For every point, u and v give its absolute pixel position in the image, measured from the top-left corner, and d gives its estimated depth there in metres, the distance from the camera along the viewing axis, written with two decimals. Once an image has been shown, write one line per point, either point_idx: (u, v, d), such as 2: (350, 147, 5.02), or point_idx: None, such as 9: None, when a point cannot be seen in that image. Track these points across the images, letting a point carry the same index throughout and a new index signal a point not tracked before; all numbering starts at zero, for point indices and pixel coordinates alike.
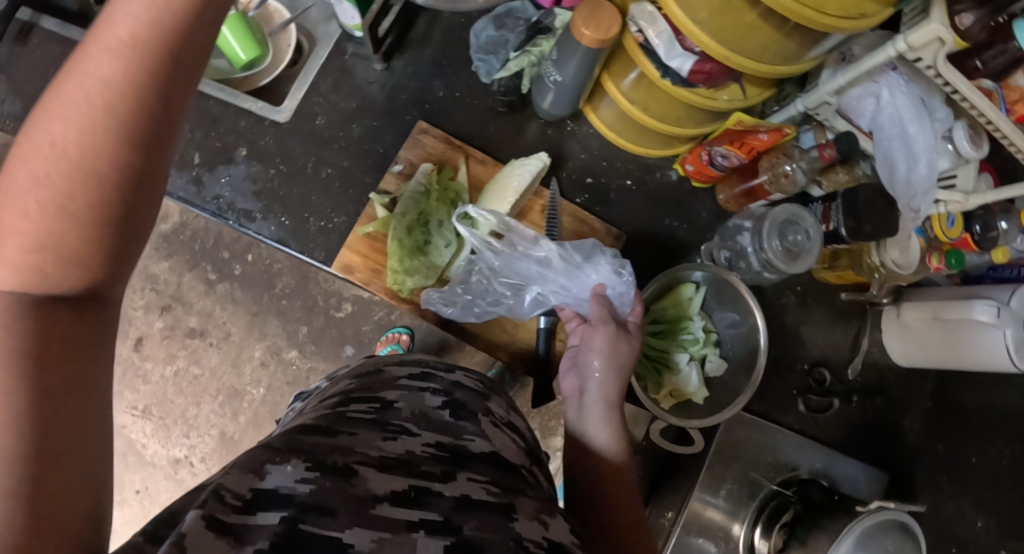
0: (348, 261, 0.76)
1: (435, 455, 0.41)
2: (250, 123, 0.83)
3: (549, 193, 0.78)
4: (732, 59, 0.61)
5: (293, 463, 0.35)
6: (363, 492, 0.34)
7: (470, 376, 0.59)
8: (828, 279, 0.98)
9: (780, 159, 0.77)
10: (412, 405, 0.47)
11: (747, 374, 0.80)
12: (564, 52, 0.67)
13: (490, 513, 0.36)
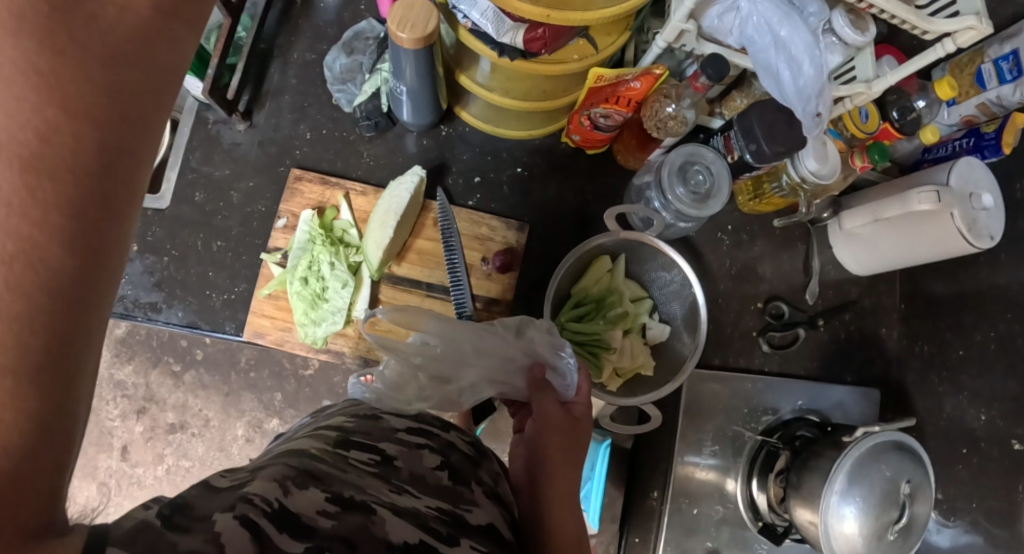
0: (260, 326, 0.74)
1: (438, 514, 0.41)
2: None
3: (437, 203, 0.75)
4: (553, 17, 0.58)
5: (313, 492, 0.36)
6: (381, 534, 0.36)
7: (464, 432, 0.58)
8: (757, 209, 0.95)
9: (660, 101, 0.75)
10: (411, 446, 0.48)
11: (692, 331, 0.76)
12: (396, 60, 0.64)
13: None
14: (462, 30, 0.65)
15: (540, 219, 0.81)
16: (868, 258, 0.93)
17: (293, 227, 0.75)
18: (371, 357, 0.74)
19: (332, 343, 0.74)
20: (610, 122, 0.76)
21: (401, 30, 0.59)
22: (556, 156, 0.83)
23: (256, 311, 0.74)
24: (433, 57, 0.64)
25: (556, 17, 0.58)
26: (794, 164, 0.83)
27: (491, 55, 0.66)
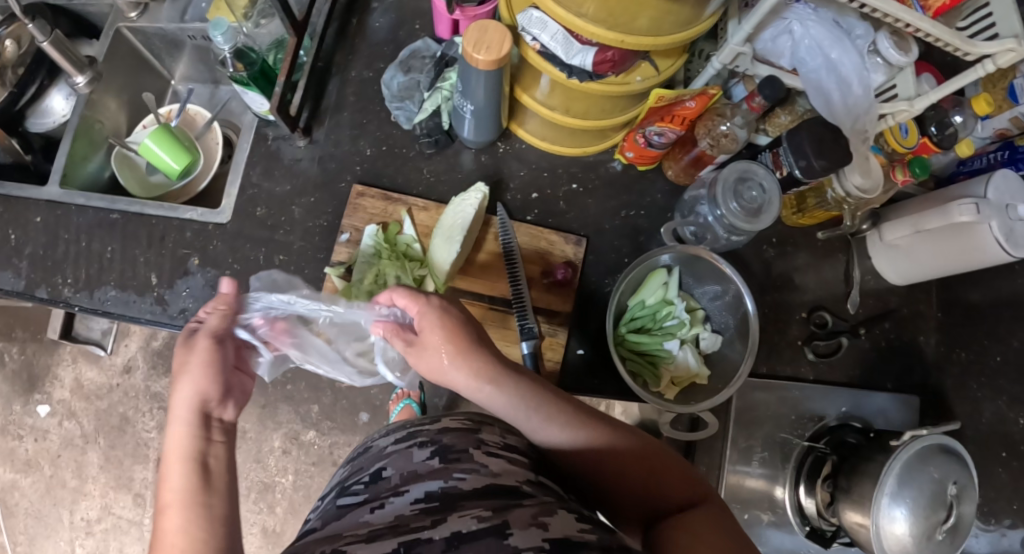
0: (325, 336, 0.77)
1: (423, 509, 0.49)
2: (195, 232, 0.87)
3: (497, 218, 0.79)
4: (627, 42, 0.61)
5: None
6: None
7: (459, 419, 0.62)
8: (798, 223, 0.96)
9: (715, 120, 0.78)
10: (398, 471, 0.55)
11: (743, 341, 0.79)
12: (466, 81, 0.67)
13: (484, 541, 0.44)
14: (530, 52, 0.68)
15: (592, 231, 0.83)
16: (908, 269, 0.95)
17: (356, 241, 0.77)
18: None
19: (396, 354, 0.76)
20: (663, 139, 0.78)
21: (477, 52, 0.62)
22: (601, 172, 0.85)
23: None
24: (504, 78, 0.66)
25: (630, 41, 0.61)
26: (838, 180, 0.86)
27: (556, 75, 0.70)
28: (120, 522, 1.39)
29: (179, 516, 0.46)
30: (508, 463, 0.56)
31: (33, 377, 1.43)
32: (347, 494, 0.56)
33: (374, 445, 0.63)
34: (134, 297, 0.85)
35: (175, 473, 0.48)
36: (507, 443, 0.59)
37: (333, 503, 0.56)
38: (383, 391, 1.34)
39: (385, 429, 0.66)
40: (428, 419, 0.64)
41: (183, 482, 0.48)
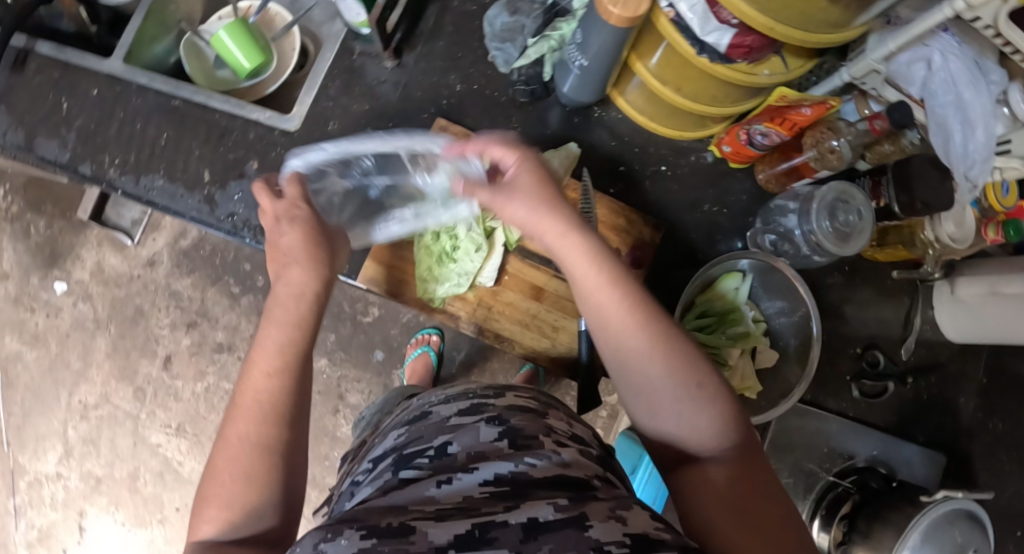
0: (376, 273, 0.78)
1: (493, 495, 0.51)
2: (259, 134, 0.82)
3: (581, 185, 0.76)
4: (776, 31, 0.58)
5: (346, 537, 0.44)
6: (422, 548, 0.44)
7: (522, 398, 0.66)
8: (874, 258, 0.90)
9: (825, 134, 0.74)
10: (467, 448, 0.56)
11: (802, 364, 0.77)
12: (588, 37, 0.63)
13: (562, 532, 0.44)
14: (662, 19, 0.64)
15: (666, 217, 0.80)
16: (969, 329, 0.90)
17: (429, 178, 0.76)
18: (483, 325, 0.77)
19: (448, 304, 0.77)
20: (766, 141, 0.74)
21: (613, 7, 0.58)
22: (688, 162, 0.81)
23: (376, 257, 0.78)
24: (629, 40, 0.62)
25: (780, 32, 0.58)
26: (931, 222, 0.82)
27: (685, 51, 0.66)
28: (117, 412, 1.39)
29: (271, 379, 0.55)
30: (575, 453, 0.57)
31: (54, 252, 1.40)
32: (412, 462, 0.56)
33: (433, 414, 0.63)
34: (183, 192, 0.81)
35: (281, 337, 0.57)
36: (574, 434, 0.62)
37: (397, 470, 0.56)
38: (402, 333, 1.33)
39: (444, 398, 0.67)
40: (491, 394, 0.66)
41: (274, 355, 0.56)
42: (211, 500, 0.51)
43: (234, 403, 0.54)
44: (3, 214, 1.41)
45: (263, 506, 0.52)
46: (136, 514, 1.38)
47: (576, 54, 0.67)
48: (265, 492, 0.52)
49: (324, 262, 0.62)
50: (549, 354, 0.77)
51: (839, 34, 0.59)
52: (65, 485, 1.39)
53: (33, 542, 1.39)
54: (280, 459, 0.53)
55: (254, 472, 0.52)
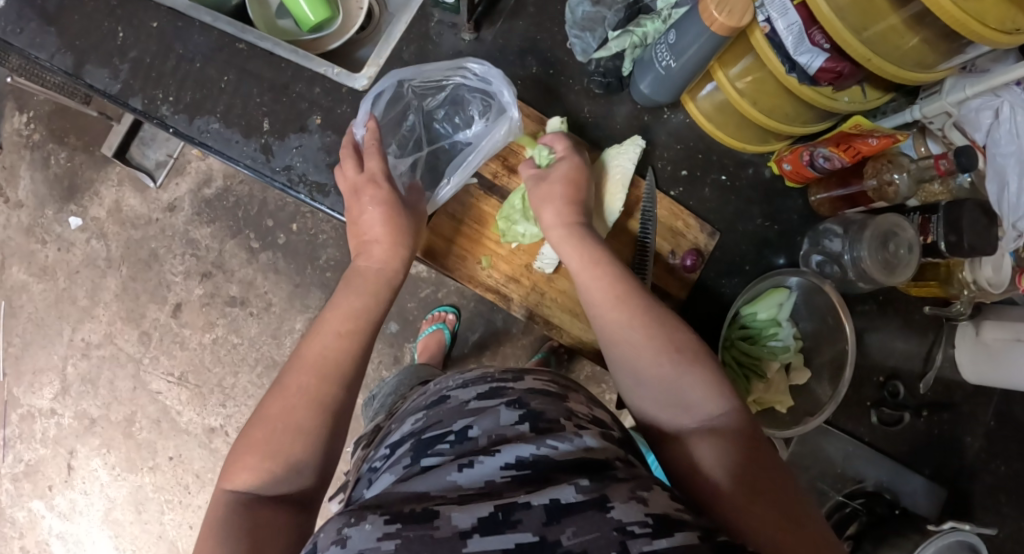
0: (432, 246, 0.80)
1: (515, 479, 0.47)
2: (325, 89, 0.81)
3: (645, 184, 0.80)
4: (873, 61, 0.60)
5: (370, 521, 0.42)
6: (447, 533, 0.41)
7: (542, 381, 0.60)
8: (909, 292, 0.91)
9: (886, 165, 0.74)
10: (487, 432, 0.51)
11: (834, 384, 0.78)
12: (684, 39, 0.68)
13: (586, 514, 0.42)
14: (757, 34, 0.67)
15: (718, 219, 0.82)
16: (989, 376, 0.88)
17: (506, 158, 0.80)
18: (535, 310, 0.80)
19: (503, 285, 0.80)
20: (827, 165, 0.74)
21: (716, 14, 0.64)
22: (746, 174, 0.83)
23: (437, 229, 0.80)
24: (720, 48, 0.68)
25: (875, 63, 0.60)
26: (971, 264, 0.82)
27: (774, 67, 0.68)
28: (119, 354, 1.37)
29: (341, 337, 0.62)
30: (596, 435, 0.52)
31: (73, 185, 1.38)
32: (431, 448, 0.51)
33: (451, 398, 0.58)
34: (239, 138, 0.80)
35: (358, 305, 0.66)
36: (595, 417, 0.56)
37: (415, 457, 0.51)
38: (418, 307, 1.33)
39: (461, 381, 0.61)
40: (509, 375, 0.60)
41: (350, 315, 0.65)
42: (256, 450, 0.53)
43: (300, 356, 0.60)
44: (25, 141, 1.39)
45: (305, 463, 0.54)
46: (127, 458, 1.36)
47: (666, 55, 0.71)
48: (317, 440, 0.55)
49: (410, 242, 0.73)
50: (595, 346, 0.80)
51: (931, 78, 0.62)
52: (58, 422, 1.37)
53: (19, 476, 1.38)
54: (332, 416, 0.57)
55: (307, 427, 0.55)
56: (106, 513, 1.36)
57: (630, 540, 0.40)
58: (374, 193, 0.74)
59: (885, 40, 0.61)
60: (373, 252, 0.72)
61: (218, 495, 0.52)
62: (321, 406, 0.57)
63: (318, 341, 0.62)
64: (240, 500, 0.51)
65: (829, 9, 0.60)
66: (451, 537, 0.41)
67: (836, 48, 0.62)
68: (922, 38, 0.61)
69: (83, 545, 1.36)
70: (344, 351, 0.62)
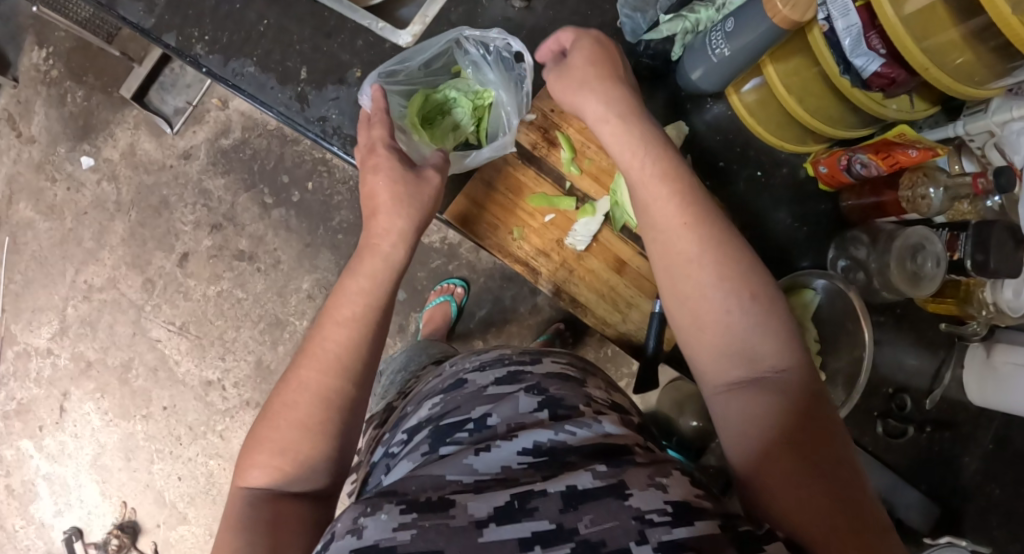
0: (466, 212, 0.79)
1: (534, 466, 0.44)
2: (368, 43, 0.80)
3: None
4: (930, 72, 0.60)
5: (386, 511, 0.40)
6: (463, 523, 0.39)
7: (559, 365, 0.57)
8: (926, 308, 0.91)
9: (921, 179, 0.74)
10: (507, 420, 0.48)
11: (848, 389, 0.79)
12: (741, 27, 0.67)
13: (604, 501, 0.40)
14: (816, 30, 0.65)
15: (746, 213, 0.83)
16: (994, 399, 0.87)
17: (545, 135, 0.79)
18: (561, 285, 0.80)
19: (532, 259, 0.80)
20: (864, 171, 0.74)
21: (780, 7, 0.64)
22: (780, 172, 0.82)
23: (470, 198, 0.79)
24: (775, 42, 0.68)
25: (931, 73, 0.60)
26: (992, 286, 0.80)
27: (828, 67, 0.68)
28: (121, 300, 1.35)
29: (345, 327, 0.56)
30: (616, 422, 0.49)
31: (87, 125, 1.36)
32: (449, 435, 0.48)
33: (469, 382, 0.54)
34: (275, 85, 0.78)
35: (364, 288, 0.59)
36: (613, 403, 0.54)
37: (434, 443, 0.48)
38: (428, 278, 1.32)
39: (478, 363, 0.58)
40: (526, 360, 0.57)
41: (362, 303, 0.58)
42: (265, 446, 0.51)
43: (305, 350, 0.56)
44: (42, 77, 1.36)
45: (317, 461, 0.51)
46: (121, 405, 1.35)
47: (719, 43, 0.71)
48: (325, 442, 0.52)
49: (415, 215, 0.64)
50: (619, 328, 0.81)
51: (983, 94, 0.61)
52: (53, 363, 1.36)
53: (10, 414, 1.36)
54: (340, 414, 0.53)
55: (310, 425, 0.52)
56: (95, 459, 1.35)
57: (649, 528, 0.38)
58: (377, 161, 0.67)
59: (945, 51, 0.60)
60: (386, 214, 0.63)
61: (234, 490, 0.51)
62: (324, 406, 0.53)
63: (324, 333, 0.56)
64: (258, 499, 0.50)
65: (893, 12, 0.58)
66: (467, 526, 0.39)
67: (893, 54, 0.62)
68: (975, 54, 0.60)
69: (68, 489, 1.36)
70: (352, 341, 0.56)
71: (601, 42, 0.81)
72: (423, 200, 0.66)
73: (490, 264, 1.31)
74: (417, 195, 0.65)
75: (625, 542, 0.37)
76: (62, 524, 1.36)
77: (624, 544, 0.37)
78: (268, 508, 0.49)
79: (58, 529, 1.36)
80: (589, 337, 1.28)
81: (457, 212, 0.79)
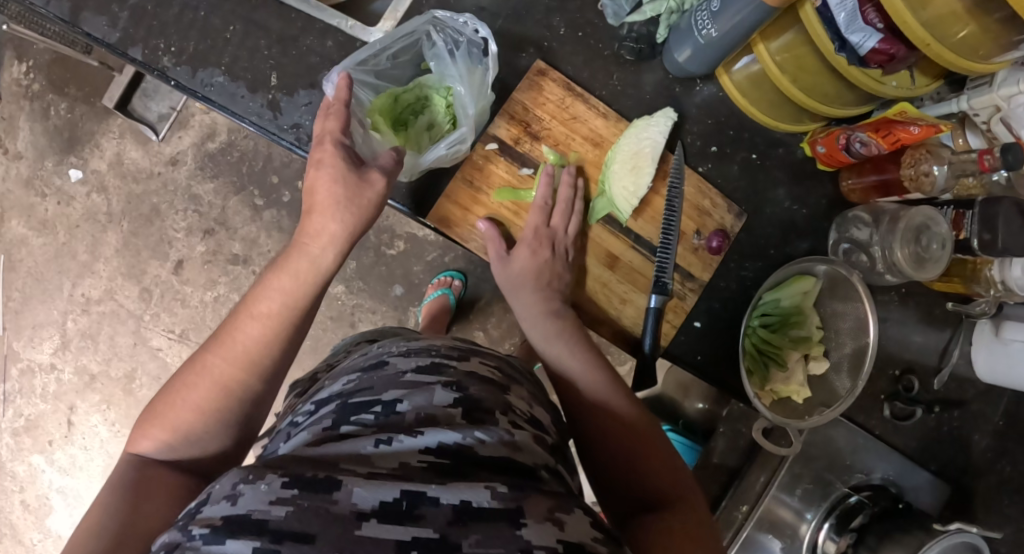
0: (447, 214, 0.77)
1: (432, 468, 0.40)
2: (338, 43, 0.78)
3: (674, 159, 0.77)
4: (932, 47, 0.57)
5: (268, 481, 0.37)
6: (344, 510, 0.36)
7: (488, 366, 0.51)
8: (933, 285, 0.88)
9: (924, 156, 0.71)
10: (417, 409, 0.44)
11: (854, 375, 0.77)
12: (727, 8, 0.64)
13: (495, 525, 0.36)
14: (808, 7, 0.63)
15: (742, 198, 0.80)
16: (1005, 375, 0.84)
17: (530, 127, 0.77)
18: None
19: None
20: (863, 150, 0.71)
21: None
22: (774, 154, 0.79)
23: (453, 197, 0.77)
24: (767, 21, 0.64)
25: (932, 49, 0.57)
26: (1000, 264, 0.77)
27: (823, 44, 0.65)
28: (120, 311, 1.35)
29: (259, 321, 0.57)
30: (530, 437, 0.45)
31: (73, 137, 1.34)
32: (354, 414, 0.44)
33: (389, 363, 0.49)
34: (245, 93, 0.76)
35: (286, 286, 0.59)
36: (533, 417, 0.49)
37: (337, 419, 0.44)
38: (425, 271, 1.30)
39: (406, 348, 0.52)
40: (456, 353, 0.51)
41: (282, 302, 0.58)
42: (162, 418, 0.54)
43: (217, 335, 0.57)
44: (24, 91, 1.34)
45: (209, 438, 0.54)
46: (128, 415, 1.35)
47: (706, 23, 0.67)
48: (221, 425, 0.55)
49: (352, 221, 0.63)
50: (615, 323, 0.78)
51: (987, 68, 0.59)
52: (58, 378, 1.36)
53: (20, 431, 1.37)
54: (242, 404, 0.55)
55: (208, 410, 0.54)
56: (106, 469, 1.36)
57: None
58: (319, 154, 0.65)
59: (943, 23, 0.57)
60: (327, 211, 0.62)
61: (126, 451, 0.54)
62: (225, 396, 0.55)
63: (238, 326, 0.57)
64: (139, 463, 0.52)
65: None
66: (345, 515, 0.36)
67: (891, 28, 0.59)
68: (980, 26, 0.57)
69: (82, 501, 1.37)
70: (263, 338, 0.57)
71: (583, 26, 0.78)
72: (363, 206, 0.64)
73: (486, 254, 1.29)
74: (348, 196, 0.63)
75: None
76: None
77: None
78: (142, 475, 0.51)
79: None
80: None
81: (440, 214, 0.77)
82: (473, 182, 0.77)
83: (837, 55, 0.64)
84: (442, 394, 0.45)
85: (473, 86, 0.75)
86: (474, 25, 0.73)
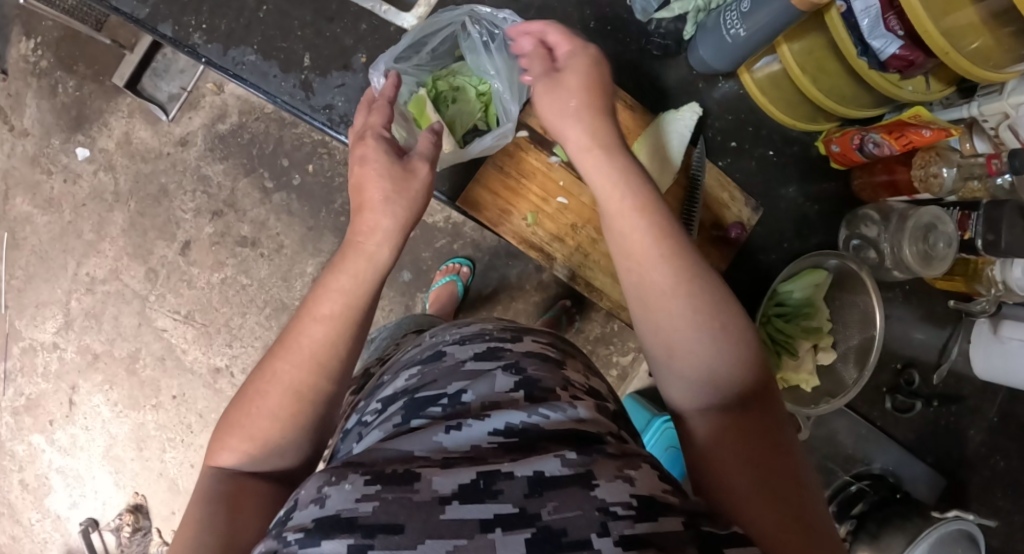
0: (478, 198, 0.79)
1: (502, 447, 0.42)
2: (372, 27, 0.79)
3: (696, 152, 0.79)
4: (950, 56, 0.58)
5: (350, 482, 0.38)
6: (426, 497, 0.37)
7: (541, 344, 0.53)
8: (934, 284, 0.90)
9: (933, 158, 0.74)
10: (481, 397, 0.46)
11: (861, 366, 0.80)
12: (757, 8, 0.66)
13: (569, 490, 0.38)
14: (833, 12, 0.65)
15: (759, 193, 0.82)
16: (1002, 373, 0.87)
17: None
18: (578, 271, 0.80)
19: (547, 245, 0.79)
20: (876, 150, 0.74)
21: None
22: (790, 151, 0.82)
23: (484, 182, 0.79)
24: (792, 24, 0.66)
25: (951, 57, 0.58)
26: (1001, 264, 0.79)
27: (845, 47, 0.67)
28: (124, 291, 1.34)
29: (322, 323, 0.54)
30: (591, 407, 0.47)
31: (81, 115, 1.33)
32: (422, 409, 0.46)
33: (448, 355, 0.51)
34: (278, 73, 0.77)
35: (346, 286, 0.56)
36: (591, 388, 0.50)
37: (406, 415, 0.46)
38: (433, 258, 1.31)
39: (458, 336, 0.54)
40: (508, 336, 0.54)
41: (344, 301, 0.55)
42: (238, 428, 0.51)
43: (283, 340, 0.54)
44: (32, 68, 1.33)
45: (287, 446, 0.52)
46: (130, 395, 1.35)
47: (734, 23, 0.69)
48: (297, 432, 0.52)
49: (403, 214, 0.61)
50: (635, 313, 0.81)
51: (1001, 78, 0.59)
52: (60, 356, 1.36)
53: (20, 410, 1.37)
54: (318, 409, 0.53)
55: (284, 418, 0.51)
56: (107, 449, 1.36)
57: (612, 521, 0.36)
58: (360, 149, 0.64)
59: (961, 30, 0.59)
60: (379, 207, 0.61)
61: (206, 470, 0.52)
62: (298, 402, 0.52)
63: (302, 331, 0.54)
64: (224, 477, 0.51)
65: None
66: (429, 501, 0.37)
67: (911, 35, 0.61)
68: (994, 37, 0.60)
69: (82, 481, 1.37)
70: (329, 341, 0.54)
71: (611, 21, 0.80)
72: (412, 195, 0.63)
73: (495, 242, 1.30)
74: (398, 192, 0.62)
75: (586, 535, 0.36)
76: (78, 515, 1.37)
77: (585, 536, 0.36)
78: (230, 489, 0.49)
79: (74, 521, 1.37)
80: (596, 313, 1.28)
81: (470, 198, 0.78)
82: (505, 167, 0.79)
83: (859, 59, 0.66)
84: (503, 379, 0.47)
85: (510, 79, 0.76)
86: (510, 20, 0.75)
